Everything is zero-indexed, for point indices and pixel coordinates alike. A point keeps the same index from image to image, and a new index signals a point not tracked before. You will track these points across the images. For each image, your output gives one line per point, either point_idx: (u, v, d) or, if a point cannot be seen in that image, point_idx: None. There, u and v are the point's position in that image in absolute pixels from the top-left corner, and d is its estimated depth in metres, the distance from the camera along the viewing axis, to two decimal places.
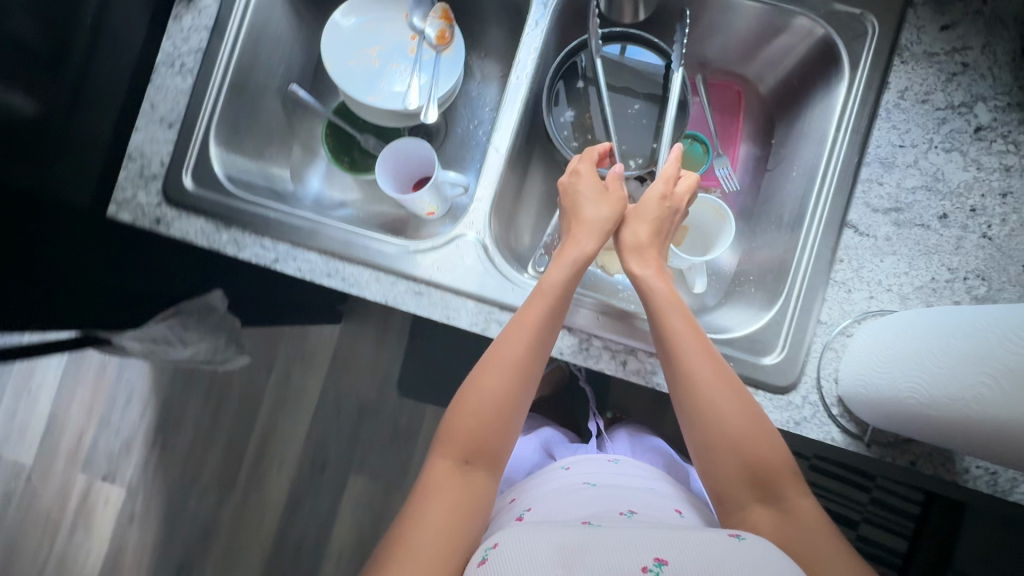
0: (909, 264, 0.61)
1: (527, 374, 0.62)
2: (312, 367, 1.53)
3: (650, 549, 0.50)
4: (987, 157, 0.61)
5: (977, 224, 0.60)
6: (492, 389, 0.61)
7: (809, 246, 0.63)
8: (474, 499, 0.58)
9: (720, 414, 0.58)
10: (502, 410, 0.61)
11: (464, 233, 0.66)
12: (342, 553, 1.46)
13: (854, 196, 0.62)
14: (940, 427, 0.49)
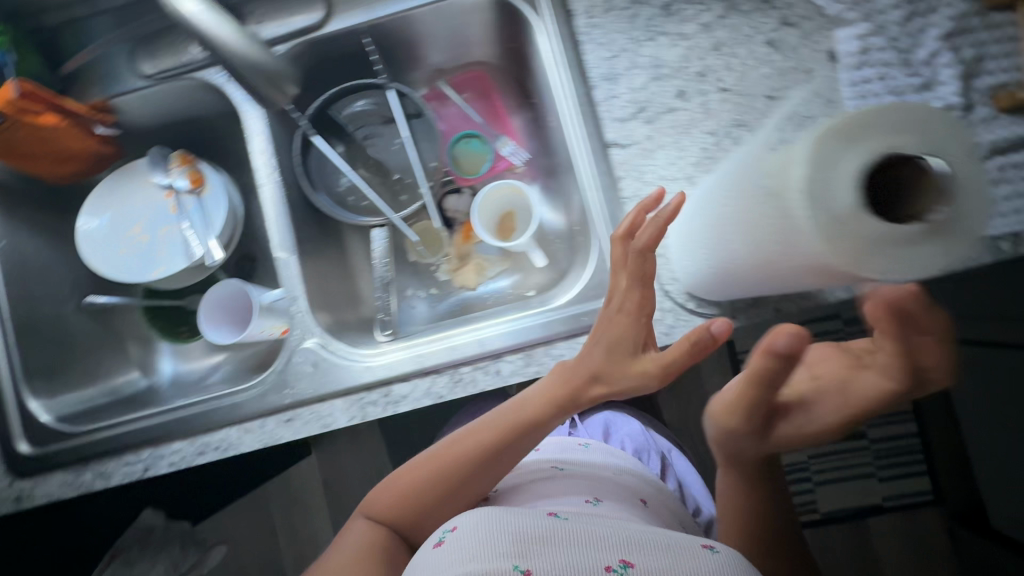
0: (678, 147, 0.63)
1: (484, 470, 0.63)
2: (310, 507, 1.49)
3: (617, 549, 0.50)
4: (686, 25, 0.64)
5: (711, 83, 0.63)
6: (442, 481, 0.63)
7: (593, 181, 0.64)
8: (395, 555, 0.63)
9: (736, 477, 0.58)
10: (453, 493, 0.63)
11: (299, 343, 0.65)
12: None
13: (601, 118, 0.64)
14: (747, 284, 0.52)
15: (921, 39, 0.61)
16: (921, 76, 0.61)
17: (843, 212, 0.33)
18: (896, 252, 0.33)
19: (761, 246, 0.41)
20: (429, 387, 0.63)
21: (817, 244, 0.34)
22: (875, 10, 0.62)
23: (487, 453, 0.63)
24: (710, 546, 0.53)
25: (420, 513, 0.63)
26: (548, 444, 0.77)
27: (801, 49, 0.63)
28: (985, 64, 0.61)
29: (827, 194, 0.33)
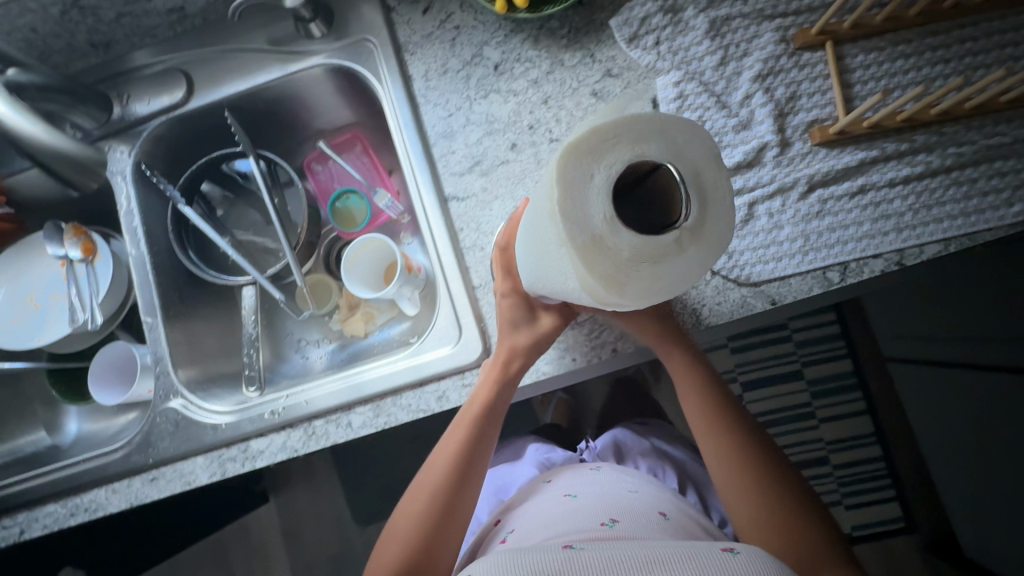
0: (513, 198, 0.66)
1: (465, 477, 0.62)
2: (268, 557, 1.48)
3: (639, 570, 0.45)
4: (516, 83, 0.67)
5: (542, 135, 0.66)
6: (439, 500, 0.61)
7: (434, 233, 0.66)
8: None
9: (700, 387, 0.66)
10: (444, 511, 0.61)
11: (163, 403, 0.67)
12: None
13: (440, 174, 0.67)
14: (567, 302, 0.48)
15: (734, 82, 0.64)
16: (738, 116, 0.64)
17: (597, 227, 0.34)
18: (652, 264, 0.35)
19: (545, 266, 0.42)
20: (283, 441, 0.65)
21: (575, 263, 0.35)
22: (690, 57, 0.65)
23: (467, 452, 0.63)
24: (732, 547, 0.47)
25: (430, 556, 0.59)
26: (557, 474, 0.77)
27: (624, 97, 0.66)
28: (798, 100, 0.63)
29: (578, 209, 0.34)
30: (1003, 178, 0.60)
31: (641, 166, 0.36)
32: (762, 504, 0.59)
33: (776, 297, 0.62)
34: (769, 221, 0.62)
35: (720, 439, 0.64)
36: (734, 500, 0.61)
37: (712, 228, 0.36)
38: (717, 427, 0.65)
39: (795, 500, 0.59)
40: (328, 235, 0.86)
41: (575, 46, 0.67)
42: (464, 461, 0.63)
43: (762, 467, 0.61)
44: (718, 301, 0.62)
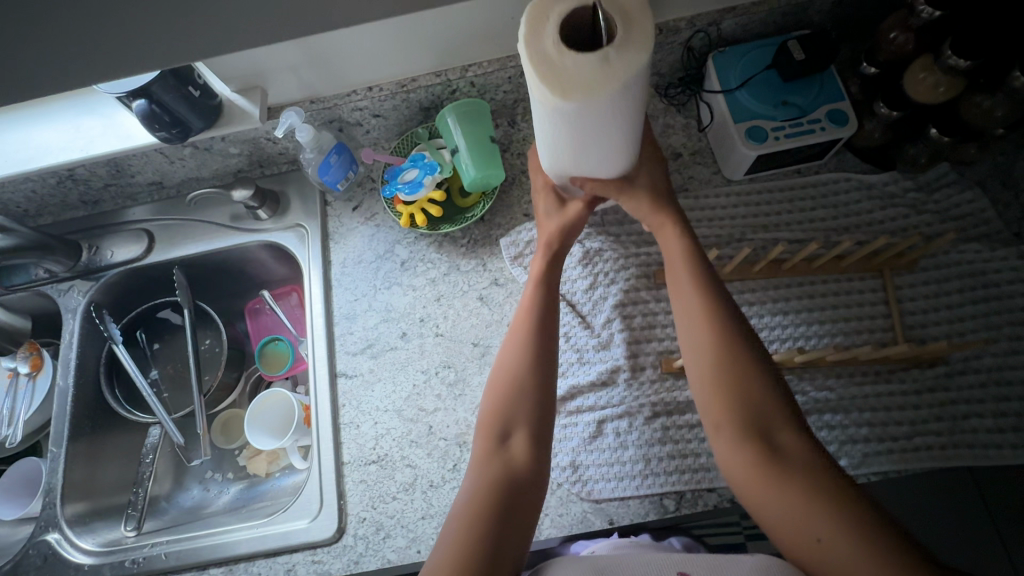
0: (393, 382, 0.73)
1: (513, 362, 0.60)
2: None
3: (674, 564, 0.50)
4: (416, 279, 0.78)
5: (429, 328, 0.75)
6: (515, 365, 0.60)
7: (319, 406, 0.73)
8: (501, 481, 0.54)
9: (690, 290, 0.59)
10: (513, 382, 0.59)
11: (42, 534, 0.72)
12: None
13: (336, 350, 0.76)
14: (627, 147, 0.55)
15: (599, 306, 0.73)
16: (599, 336, 0.71)
17: (552, 53, 0.44)
18: (588, 86, 0.43)
19: (550, 128, 0.51)
20: None
21: (540, 85, 0.44)
22: (564, 279, 0.75)
23: (541, 314, 0.63)
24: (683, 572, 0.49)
25: (490, 474, 0.55)
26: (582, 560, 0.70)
27: (504, 305, 0.75)
28: (653, 330, 0.71)
29: (537, 47, 0.44)
30: (833, 430, 0.64)
31: (586, 16, 0.46)
32: (742, 417, 0.52)
33: (613, 517, 0.65)
34: (615, 439, 0.67)
35: (713, 365, 0.55)
36: (721, 431, 0.53)
37: (629, 54, 0.42)
38: (701, 356, 0.56)
39: (782, 403, 0.53)
40: (253, 375, 0.94)
41: (471, 253, 0.78)
42: (512, 344, 0.62)
43: (761, 359, 0.55)
44: (561, 512, 0.65)
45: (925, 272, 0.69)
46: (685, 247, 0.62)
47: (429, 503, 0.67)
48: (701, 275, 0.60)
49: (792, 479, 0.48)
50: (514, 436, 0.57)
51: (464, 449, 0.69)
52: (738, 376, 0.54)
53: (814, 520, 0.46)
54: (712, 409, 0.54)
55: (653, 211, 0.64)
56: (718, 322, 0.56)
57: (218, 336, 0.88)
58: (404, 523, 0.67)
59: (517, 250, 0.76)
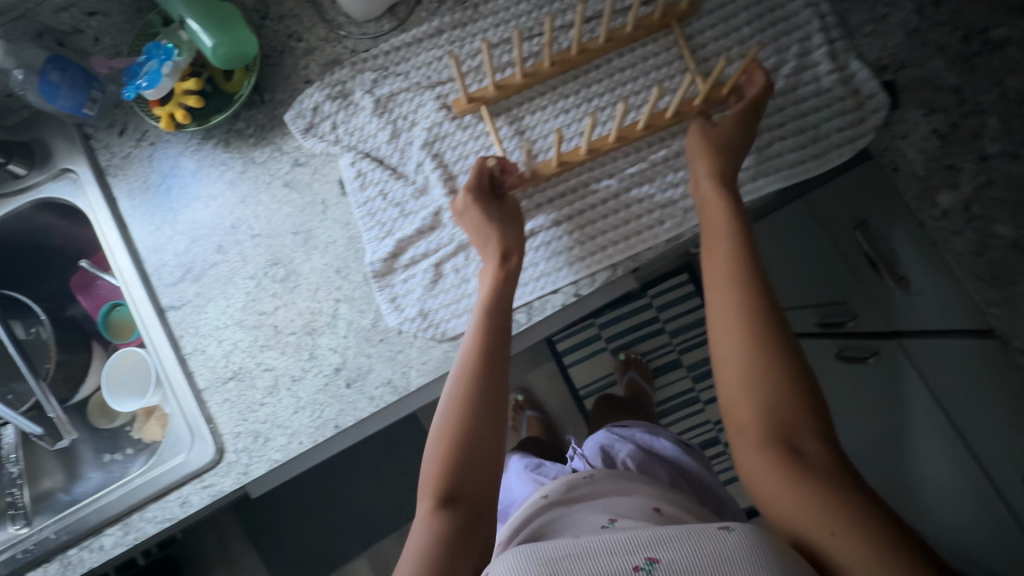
0: (226, 297, 0.69)
1: (484, 387, 0.57)
2: None
3: (640, 546, 0.48)
4: (213, 187, 0.71)
5: (244, 232, 0.70)
6: (484, 391, 0.57)
7: (156, 345, 0.69)
8: (455, 519, 0.52)
9: (729, 273, 0.57)
10: (483, 403, 0.57)
11: None
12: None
13: (156, 286, 0.70)
14: None
15: (406, 153, 0.68)
16: (414, 183, 0.68)
17: None
18: None
19: None
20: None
21: None
22: (365, 136, 0.69)
23: (497, 336, 0.59)
24: (653, 559, 0.47)
25: (468, 451, 0.55)
26: (555, 490, 0.72)
27: (313, 184, 0.69)
28: (466, 159, 0.68)
29: None
30: (652, 200, 0.66)
31: None
32: (762, 371, 0.52)
33: None
34: (455, 276, 0.66)
35: (732, 297, 0.56)
36: (722, 353, 0.55)
37: None
38: (731, 302, 0.56)
39: (794, 363, 0.52)
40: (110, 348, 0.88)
41: (262, 141, 0.71)
42: (483, 369, 0.58)
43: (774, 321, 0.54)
44: (424, 361, 0.66)
45: (711, 21, 0.68)
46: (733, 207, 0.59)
47: (298, 397, 0.66)
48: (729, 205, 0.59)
49: (764, 413, 0.51)
50: (486, 420, 0.56)
51: (315, 336, 0.67)
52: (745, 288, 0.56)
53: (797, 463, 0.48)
54: (727, 333, 0.55)
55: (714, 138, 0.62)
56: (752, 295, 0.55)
57: (36, 322, 0.82)
58: (279, 423, 0.66)
59: (305, 121, 0.69)
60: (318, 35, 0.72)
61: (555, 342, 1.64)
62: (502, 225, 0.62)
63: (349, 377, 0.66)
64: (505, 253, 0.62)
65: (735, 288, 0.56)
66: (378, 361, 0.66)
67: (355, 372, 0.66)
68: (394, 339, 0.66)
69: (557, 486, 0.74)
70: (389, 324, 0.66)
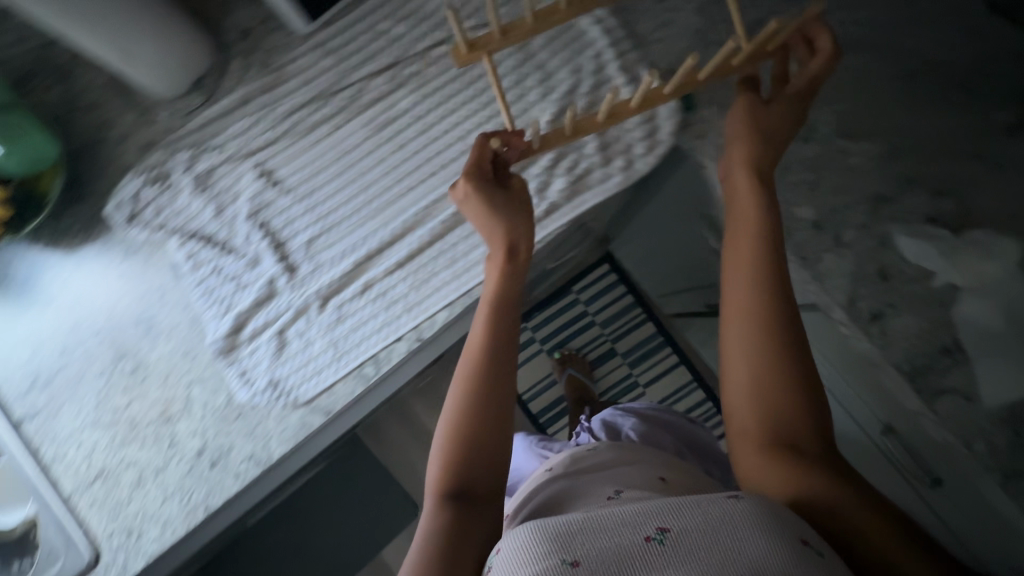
0: (78, 399, 0.68)
1: (499, 404, 0.51)
2: None
3: (646, 515, 0.40)
4: (48, 290, 0.70)
5: (87, 330, 0.69)
6: (493, 406, 0.51)
7: (14, 459, 0.68)
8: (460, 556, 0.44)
9: (758, 249, 0.51)
10: (496, 415, 0.50)
11: None
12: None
13: (6, 400, 0.69)
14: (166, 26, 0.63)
15: (234, 225, 0.68)
16: (246, 255, 0.68)
17: None
18: None
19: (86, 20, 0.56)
20: None
21: None
22: (190, 215, 0.69)
23: (501, 347, 0.53)
24: (664, 527, 0.38)
25: (471, 453, 0.49)
26: (561, 462, 0.62)
27: (147, 272, 0.69)
28: (294, 223, 0.68)
29: None
30: (478, 234, 0.67)
31: None
32: (789, 338, 0.48)
33: (328, 407, 0.66)
34: (300, 341, 0.67)
35: (755, 266, 0.51)
36: (736, 306, 0.51)
37: None
38: (746, 263, 0.51)
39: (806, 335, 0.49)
40: None
41: (90, 237, 0.70)
42: (488, 385, 0.51)
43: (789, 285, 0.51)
44: (282, 429, 0.66)
45: (510, 45, 0.68)
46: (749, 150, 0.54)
47: (166, 484, 0.67)
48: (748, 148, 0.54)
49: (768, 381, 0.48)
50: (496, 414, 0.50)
51: (174, 422, 0.67)
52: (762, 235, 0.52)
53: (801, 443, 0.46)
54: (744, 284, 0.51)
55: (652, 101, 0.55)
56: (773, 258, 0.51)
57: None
58: (150, 516, 0.66)
59: (127, 210, 0.69)
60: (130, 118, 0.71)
61: None
62: (508, 217, 0.54)
63: (214, 457, 0.67)
64: (512, 248, 0.55)
65: (759, 252, 0.51)
66: (238, 437, 0.66)
67: (219, 451, 0.67)
68: (251, 413, 0.67)
69: (561, 458, 0.65)
70: (243, 399, 0.66)
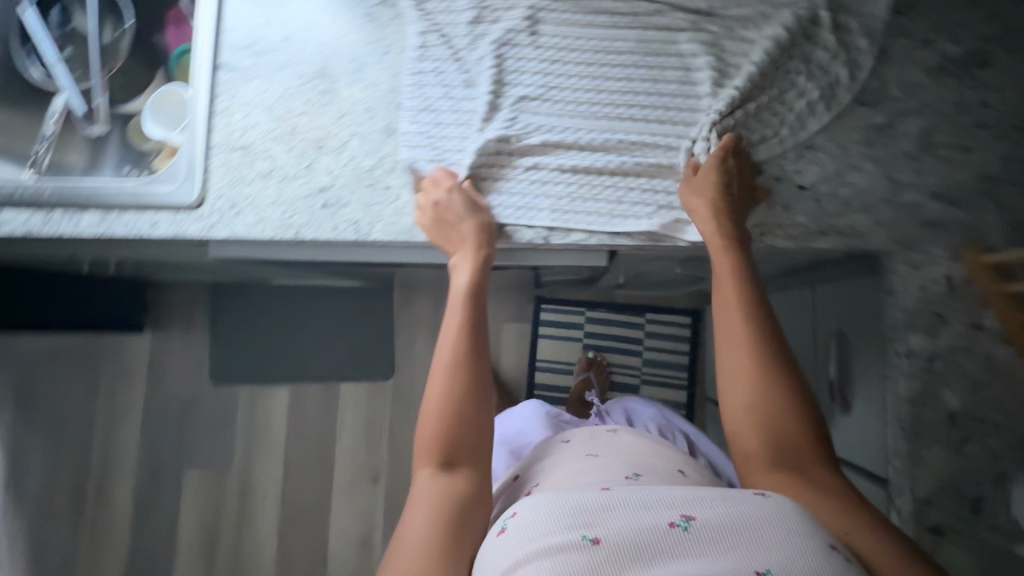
0: (269, 81, 0.75)
1: (467, 363, 0.70)
2: (132, 382, 1.87)
3: (674, 505, 0.54)
4: None
5: (313, 38, 0.76)
6: (466, 342, 0.71)
7: (198, 88, 0.76)
8: (454, 495, 0.61)
9: (726, 357, 0.67)
10: (464, 380, 0.69)
11: None
12: (195, 463, 1.81)
13: (222, 40, 0.77)
14: None
15: (475, 43, 0.73)
16: (468, 72, 0.73)
17: None
18: None
19: None
20: (34, 220, 0.77)
21: None
22: (451, 10, 0.74)
23: (472, 323, 0.72)
24: (689, 516, 0.52)
25: (474, 417, 0.68)
26: (577, 438, 1.00)
27: (387, 29, 0.75)
28: (522, 75, 0.72)
29: None
30: (651, 195, 0.70)
31: None
32: (786, 404, 0.63)
33: (437, 233, 0.71)
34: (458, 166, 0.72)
35: (745, 335, 0.66)
36: (738, 395, 0.64)
37: None
38: (743, 365, 0.65)
39: (810, 422, 0.62)
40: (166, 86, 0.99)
41: None
42: (470, 329, 0.72)
43: (788, 359, 0.65)
44: (393, 221, 0.71)
45: None
46: (733, 260, 0.66)
47: (282, 192, 0.73)
48: (747, 325, 0.66)
49: (790, 460, 0.61)
50: (485, 396, 0.70)
51: (321, 152, 0.73)
52: (757, 349, 0.65)
53: (846, 519, 0.55)
54: (760, 404, 0.63)
55: (727, 306, 0.67)
56: (744, 344, 0.66)
57: (122, 26, 0.96)
58: (257, 205, 0.73)
59: None
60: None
61: (541, 307, 1.71)
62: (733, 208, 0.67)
63: (329, 200, 0.72)
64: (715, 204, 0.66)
65: (739, 336, 0.66)
66: (356, 200, 0.72)
67: (335, 199, 0.72)
68: (379, 192, 0.72)
69: (580, 436, 1.01)
70: (382, 177, 0.72)
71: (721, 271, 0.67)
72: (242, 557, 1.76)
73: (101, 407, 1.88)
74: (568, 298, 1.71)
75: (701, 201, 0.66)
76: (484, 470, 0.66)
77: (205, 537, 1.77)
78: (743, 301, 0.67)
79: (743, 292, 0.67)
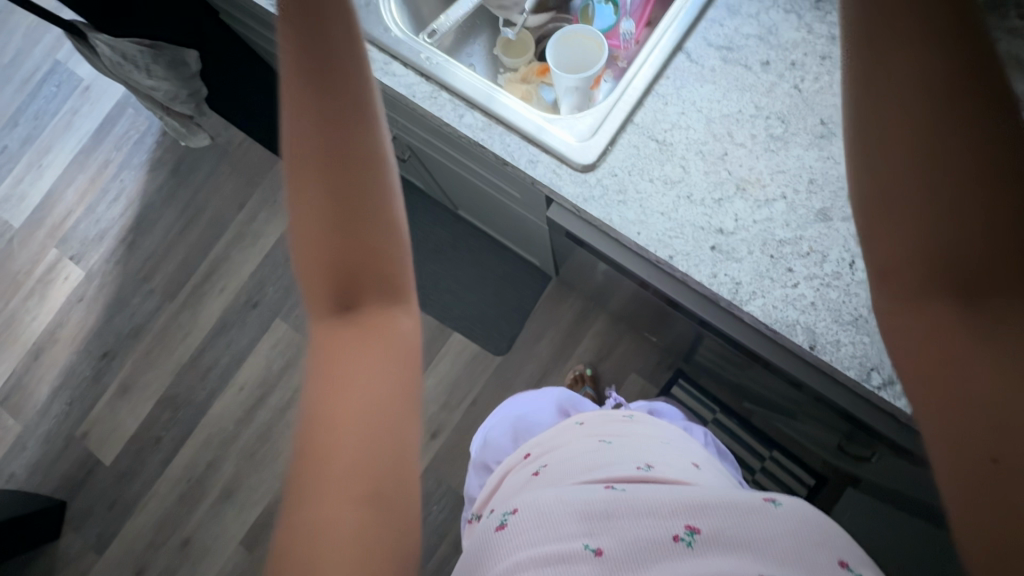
0: (724, 94, 0.69)
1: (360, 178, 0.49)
2: (277, 216, 1.89)
3: (681, 516, 0.54)
4: (819, 24, 0.70)
5: (790, 79, 0.69)
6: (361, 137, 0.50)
7: (650, 59, 0.71)
8: (380, 338, 0.47)
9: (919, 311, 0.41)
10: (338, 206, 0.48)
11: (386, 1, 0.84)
12: (288, 317, 1.82)
13: (696, 29, 0.73)
14: None
15: None
16: None
17: None
18: None
19: None
20: (428, 92, 0.76)
21: None
22: None
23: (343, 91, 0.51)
24: (694, 530, 0.53)
25: (346, 223, 0.48)
26: (593, 421, 0.78)
27: None
28: None
29: None
30: None
31: None
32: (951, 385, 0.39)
33: (817, 345, 0.63)
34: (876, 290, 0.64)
35: (917, 232, 0.41)
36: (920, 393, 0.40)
37: None
38: (943, 332, 0.40)
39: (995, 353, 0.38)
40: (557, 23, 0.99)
41: None
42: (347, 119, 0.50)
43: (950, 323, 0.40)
44: (776, 307, 0.64)
45: None
46: (937, 143, 0.40)
47: (677, 208, 0.67)
48: (945, 129, 0.40)
49: (937, 337, 0.40)
50: (370, 185, 0.49)
51: (739, 194, 0.66)
52: (924, 173, 0.40)
53: (969, 442, 0.37)
54: (887, 259, 0.43)
55: (881, 81, 0.42)
56: (925, 263, 0.41)
57: None
58: (644, 206, 0.68)
59: None
60: (1022, 54, 0.71)
61: (676, 381, 1.63)
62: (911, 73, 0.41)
63: (720, 245, 0.66)
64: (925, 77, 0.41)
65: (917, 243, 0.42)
66: (749, 263, 0.65)
67: (726, 247, 0.66)
68: (777, 268, 0.65)
69: (593, 418, 0.80)
70: (791, 257, 0.64)
71: (892, 115, 0.42)
72: (278, 426, 1.75)
73: (238, 220, 1.91)
74: (708, 391, 1.60)
75: (859, 31, 0.44)
76: (399, 249, 0.51)
77: (260, 388, 1.79)
78: (891, 83, 0.42)
79: (890, 89, 0.42)
